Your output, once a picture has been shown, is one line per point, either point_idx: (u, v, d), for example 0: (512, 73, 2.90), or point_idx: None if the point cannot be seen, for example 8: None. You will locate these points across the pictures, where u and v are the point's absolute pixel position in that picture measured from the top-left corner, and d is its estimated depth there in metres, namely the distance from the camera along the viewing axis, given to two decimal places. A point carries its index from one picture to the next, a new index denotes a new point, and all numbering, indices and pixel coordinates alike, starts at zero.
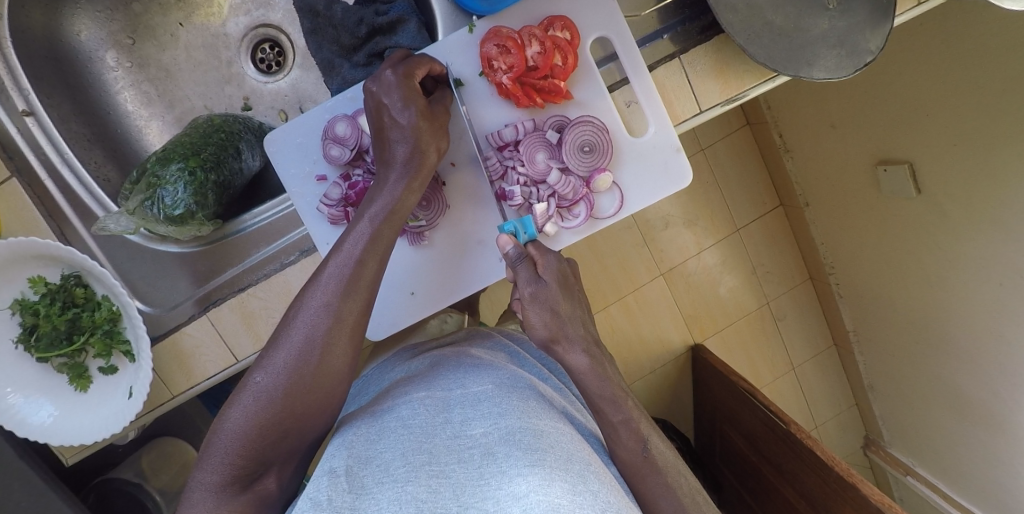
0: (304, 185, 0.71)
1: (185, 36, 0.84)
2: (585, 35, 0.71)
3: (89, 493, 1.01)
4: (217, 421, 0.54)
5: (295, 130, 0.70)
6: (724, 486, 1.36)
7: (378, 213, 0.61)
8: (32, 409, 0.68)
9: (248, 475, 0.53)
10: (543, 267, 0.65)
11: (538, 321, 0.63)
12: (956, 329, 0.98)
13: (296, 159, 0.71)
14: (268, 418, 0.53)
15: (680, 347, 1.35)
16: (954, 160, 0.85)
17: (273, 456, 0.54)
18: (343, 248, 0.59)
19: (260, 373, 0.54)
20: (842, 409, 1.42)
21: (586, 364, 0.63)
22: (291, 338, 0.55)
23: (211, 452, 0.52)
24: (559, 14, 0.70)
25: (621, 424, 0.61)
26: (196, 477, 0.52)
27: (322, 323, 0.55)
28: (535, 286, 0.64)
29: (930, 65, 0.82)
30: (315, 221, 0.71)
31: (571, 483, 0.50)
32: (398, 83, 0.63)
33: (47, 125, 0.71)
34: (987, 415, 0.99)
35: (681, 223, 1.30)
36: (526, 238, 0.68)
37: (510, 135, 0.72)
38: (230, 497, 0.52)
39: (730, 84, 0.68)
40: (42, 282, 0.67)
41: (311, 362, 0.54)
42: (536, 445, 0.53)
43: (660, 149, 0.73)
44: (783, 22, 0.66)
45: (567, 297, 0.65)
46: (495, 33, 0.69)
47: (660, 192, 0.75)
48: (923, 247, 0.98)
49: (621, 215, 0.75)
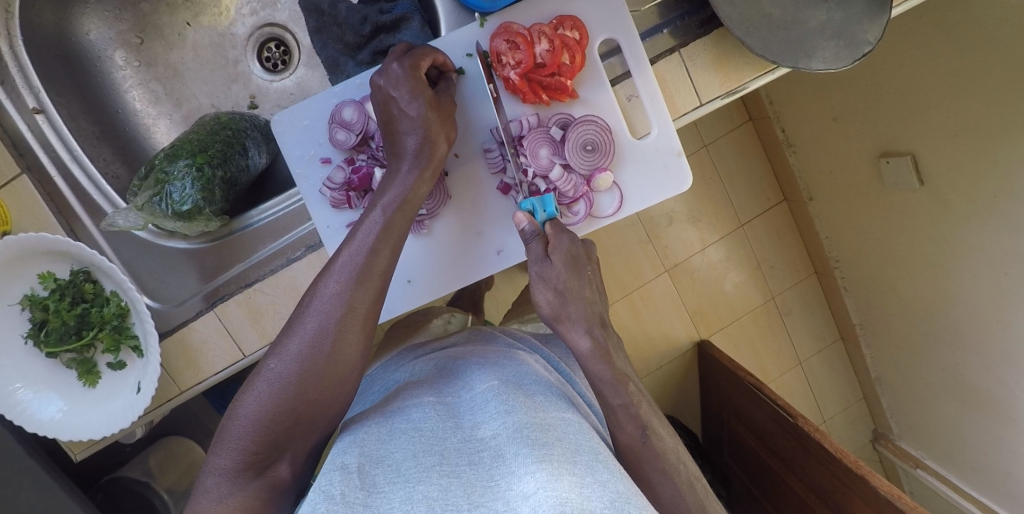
0: (308, 166, 0.72)
1: (192, 36, 0.85)
2: (594, 35, 0.71)
3: (98, 491, 1.02)
4: (232, 407, 0.55)
5: (302, 112, 0.71)
6: (732, 482, 1.35)
7: (391, 203, 0.62)
8: (41, 405, 0.68)
9: (261, 461, 0.53)
10: (554, 246, 0.65)
11: (543, 300, 0.64)
12: (962, 320, 0.98)
13: (301, 142, 0.72)
14: (281, 404, 0.54)
15: (686, 343, 1.35)
16: (956, 151, 0.85)
17: (287, 441, 0.55)
18: (354, 240, 0.60)
19: (275, 361, 0.55)
20: (851, 403, 1.41)
21: (588, 347, 0.63)
22: (305, 325, 0.56)
23: (225, 438, 0.53)
24: (569, 14, 0.71)
25: (615, 400, 0.62)
26: (209, 462, 0.53)
27: (336, 312, 0.56)
28: (542, 266, 0.64)
29: (931, 56, 0.82)
30: (317, 204, 0.71)
31: (578, 475, 0.49)
32: (405, 77, 0.64)
33: (57, 123, 0.72)
34: (996, 406, 0.98)
35: (685, 219, 1.30)
36: (544, 216, 0.69)
37: (514, 130, 0.72)
38: (244, 483, 0.52)
39: (729, 77, 0.68)
40: (51, 278, 0.68)
41: (324, 350, 0.55)
42: (544, 440, 0.52)
43: (662, 152, 0.74)
44: (780, 14, 0.66)
45: (575, 274, 0.64)
46: (505, 29, 0.70)
47: (658, 196, 0.76)
48: (928, 239, 0.98)
49: (620, 215, 0.76)
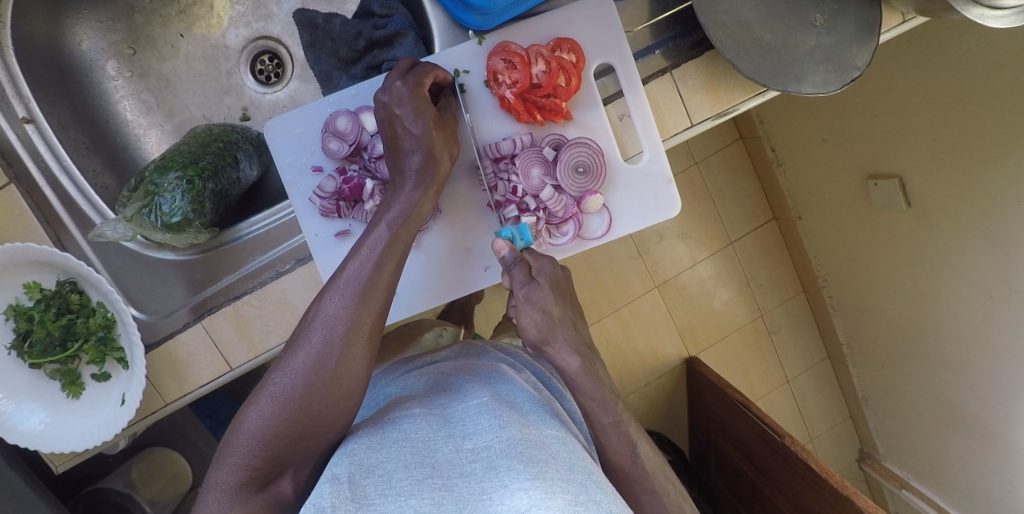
0: (299, 174, 0.72)
1: (185, 47, 0.85)
2: (590, 59, 0.72)
3: (78, 502, 1.00)
4: (235, 421, 0.55)
5: (296, 119, 0.71)
6: (719, 498, 1.36)
7: (396, 218, 0.63)
8: (24, 416, 0.68)
9: (264, 475, 0.53)
10: (537, 270, 0.65)
11: (530, 322, 0.63)
12: (948, 341, 0.99)
13: (293, 149, 0.72)
14: (285, 417, 0.54)
15: (674, 359, 1.35)
16: (943, 174, 0.86)
17: (289, 455, 0.54)
18: (360, 252, 0.61)
19: (279, 374, 0.56)
20: (837, 422, 1.42)
21: (578, 365, 0.62)
22: (310, 339, 0.57)
23: (228, 452, 0.53)
24: (567, 37, 0.72)
25: (604, 419, 0.62)
26: (211, 477, 0.52)
27: (342, 326, 0.57)
28: (527, 288, 0.64)
29: (919, 81, 0.84)
30: (306, 211, 0.72)
31: (574, 493, 0.50)
32: (409, 95, 0.64)
33: (47, 132, 0.72)
34: (980, 428, 0.99)
35: (676, 236, 1.31)
36: (523, 244, 0.69)
37: (507, 148, 0.73)
38: (245, 499, 0.51)
39: (720, 99, 0.70)
40: (37, 288, 0.67)
41: (329, 363, 0.56)
42: (539, 457, 0.52)
43: (652, 178, 0.75)
44: (771, 38, 0.67)
45: (559, 297, 0.65)
46: (504, 48, 0.70)
47: (646, 221, 0.77)
48: (913, 260, 0.99)
49: (608, 238, 0.77)
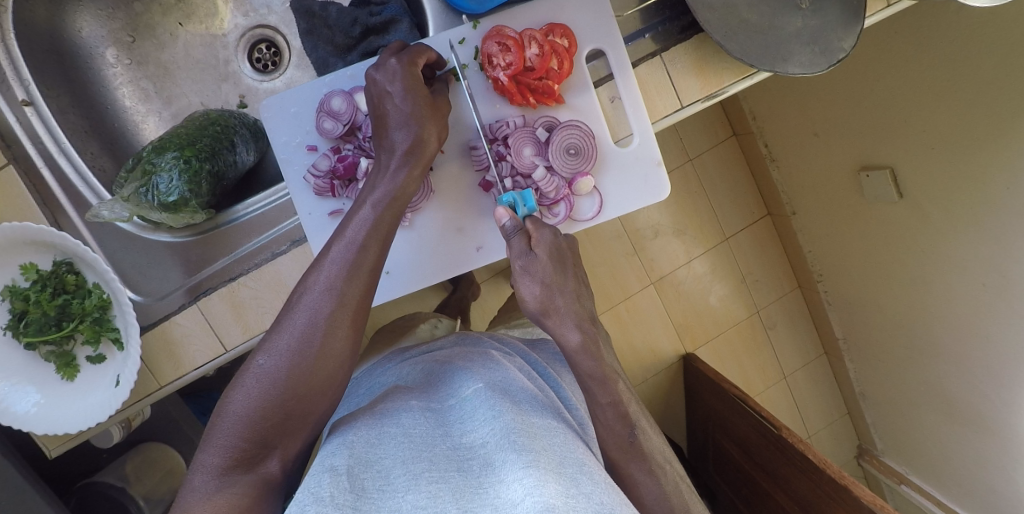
0: (294, 153, 0.73)
1: (184, 35, 0.87)
2: (582, 45, 0.73)
3: (71, 496, 1.00)
4: (222, 403, 0.55)
5: (292, 99, 0.72)
6: (717, 496, 1.35)
7: (380, 200, 0.64)
8: (18, 397, 0.67)
9: (252, 458, 0.53)
10: (537, 241, 0.64)
11: (529, 294, 0.63)
12: (943, 332, 0.99)
13: (289, 129, 0.73)
14: (271, 399, 0.54)
15: (671, 356, 1.35)
16: (933, 163, 0.87)
17: (276, 437, 0.55)
18: (345, 234, 0.62)
19: (264, 356, 0.56)
20: (835, 419, 1.41)
21: (577, 341, 0.61)
22: (294, 320, 0.57)
23: (214, 435, 0.54)
24: (559, 22, 0.73)
25: (610, 406, 0.61)
26: (198, 460, 0.53)
27: (326, 307, 0.57)
28: (525, 259, 0.63)
29: (905, 70, 0.85)
30: (301, 190, 0.72)
31: (564, 486, 0.48)
32: (402, 72, 0.65)
33: (46, 116, 0.73)
34: (975, 418, 1.00)
35: (670, 232, 1.32)
36: (525, 211, 0.70)
37: (500, 130, 0.74)
38: (233, 480, 0.52)
39: (709, 81, 0.70)
40: (34, 268, 0.68)
41: (313, 344, 0.56)
42: (530, 447, 0.51)
43: (642, 160, 0.76)
44: (758, 20, 0.68)
45: (559, 267, 0.64)
46: (498, 31, 0.71)
47: (636, 203, 0.78)
48: (905, 250, 1.00)
49: (600, 219, 0.78)
